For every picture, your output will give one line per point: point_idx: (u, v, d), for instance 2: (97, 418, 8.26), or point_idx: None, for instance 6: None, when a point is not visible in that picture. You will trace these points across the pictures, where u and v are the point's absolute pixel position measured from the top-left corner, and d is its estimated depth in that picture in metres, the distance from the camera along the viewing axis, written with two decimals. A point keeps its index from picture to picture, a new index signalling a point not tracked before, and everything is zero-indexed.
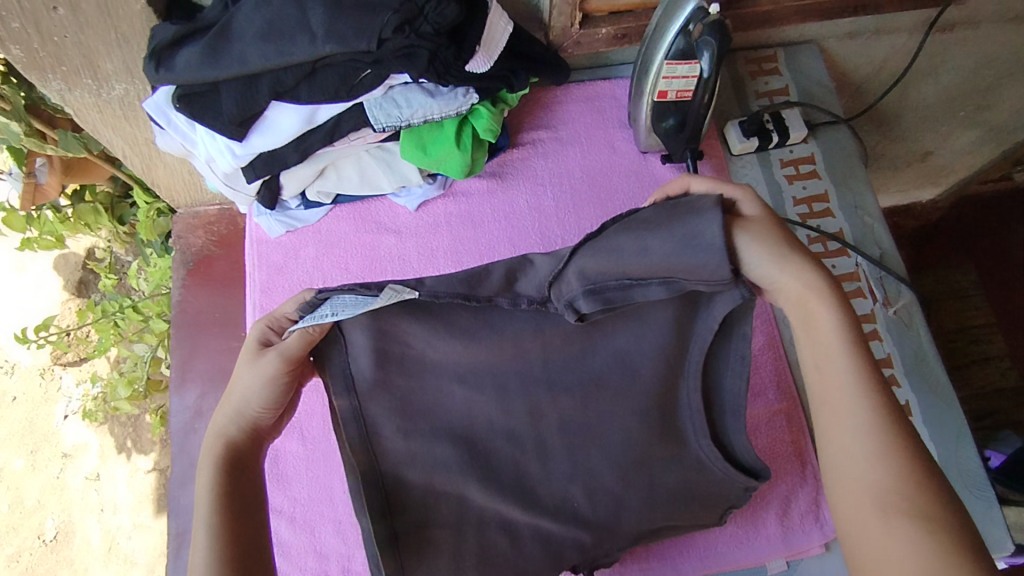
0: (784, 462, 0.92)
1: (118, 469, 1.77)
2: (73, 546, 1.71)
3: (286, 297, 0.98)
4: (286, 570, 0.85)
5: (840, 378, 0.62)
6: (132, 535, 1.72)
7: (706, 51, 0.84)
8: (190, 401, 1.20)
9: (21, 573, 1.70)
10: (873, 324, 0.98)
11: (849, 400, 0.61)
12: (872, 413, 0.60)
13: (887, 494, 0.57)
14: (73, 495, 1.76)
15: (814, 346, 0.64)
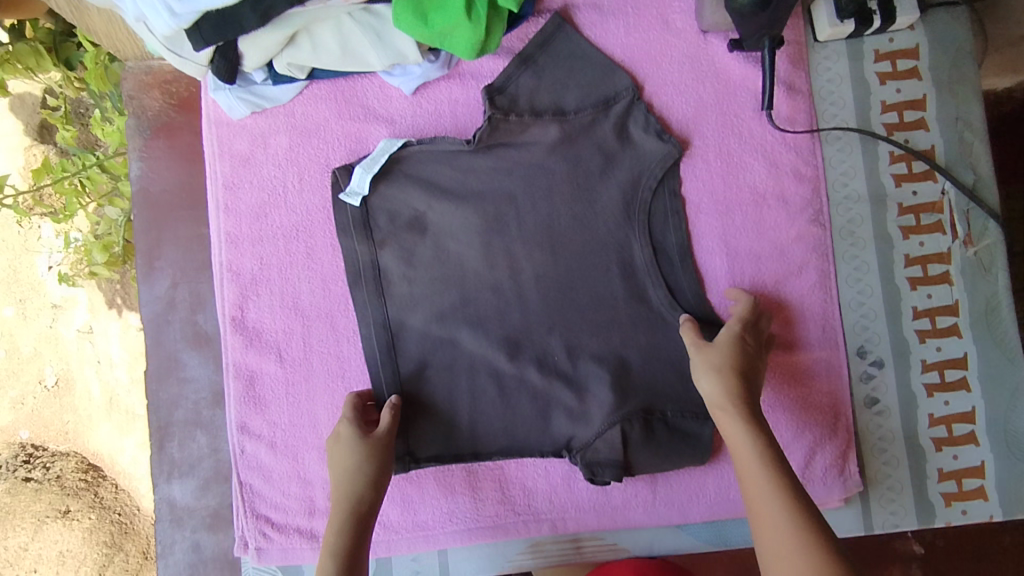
0: (814, 410, 0.83)
1: (112, 324, 1.52)
2: (76, 394, 1.52)
3: (254, 195, 0.81)
4: (267, 494, 0.80)
5: (772, 514, 0.62)
6: (131, 391, 1.50)
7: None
8: (162, 290, 1.08)
9: (28, 415, 1.53)
10: (945, 265, 0.84)
11: (716, 395, 0.71)
12: (735, 403, 0.70)
13: (753, 463, 0.66)
14: (69, 347, 1.53)
15: (736, 453, 0.68)
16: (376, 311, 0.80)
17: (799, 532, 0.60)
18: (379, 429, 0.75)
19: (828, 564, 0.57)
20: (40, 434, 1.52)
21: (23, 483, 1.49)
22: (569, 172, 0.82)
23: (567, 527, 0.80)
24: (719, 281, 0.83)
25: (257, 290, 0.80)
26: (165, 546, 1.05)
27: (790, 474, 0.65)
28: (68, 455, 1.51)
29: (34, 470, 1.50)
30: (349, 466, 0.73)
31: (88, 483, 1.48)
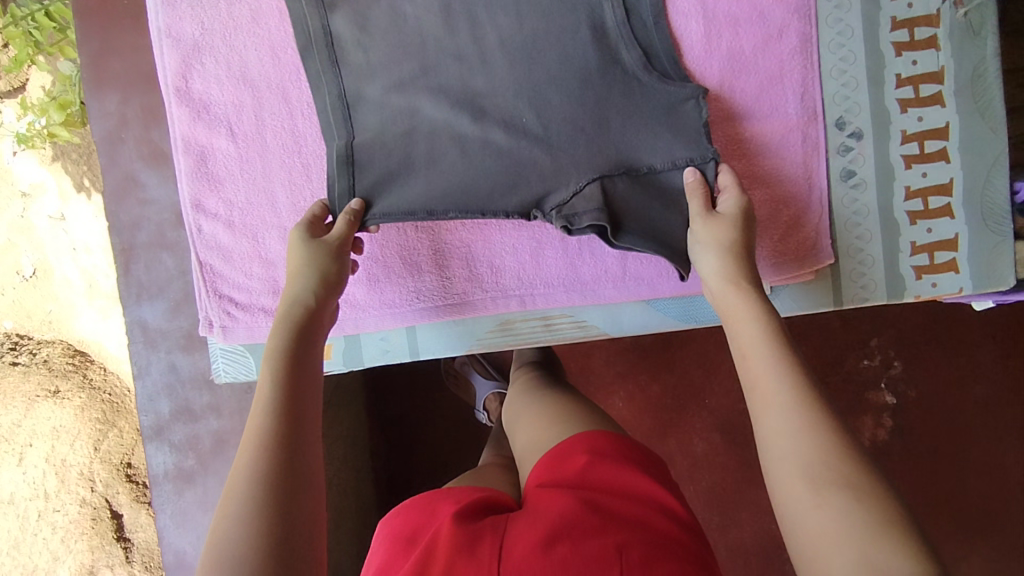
0: (791, 183, 0.80)
1: (84, 211, 1.46)
2: (54, 283, 1.47)
3: None
4: (229, 275, 0.77)
5: (763, 371, 0.58)
6: (109, 276, 1.45)
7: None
8: (111, 107, 1.02)
9: (7, 308, 1.48)
10: (933, 28, 0.79)
11: (724, 276, 0.67)
12: (743, 288, 0.65)
13: (755, 328, 0.61)
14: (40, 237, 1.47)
15: (733, 323, 0.64)
16: (331, 82, 0.74)
17: (795, 389, 0.56)
18: (332, 235, 0.71)
19: (819, 415, 0.54)
20: (24, 324, 1.48)
21: (8, 368, 1.44)
22: None
23: (536, 304, 0.80)
24: (693, 45, 0.77)
25: (200, 57, 0.75)
26: (141, 367, 1.03)
27: (789, 342, 0.60)
28: (56, 342, 1.49)
29: (20, 356, 1.46)
30: (299, 263, 0.70)
31: (76, 367, 1.47)
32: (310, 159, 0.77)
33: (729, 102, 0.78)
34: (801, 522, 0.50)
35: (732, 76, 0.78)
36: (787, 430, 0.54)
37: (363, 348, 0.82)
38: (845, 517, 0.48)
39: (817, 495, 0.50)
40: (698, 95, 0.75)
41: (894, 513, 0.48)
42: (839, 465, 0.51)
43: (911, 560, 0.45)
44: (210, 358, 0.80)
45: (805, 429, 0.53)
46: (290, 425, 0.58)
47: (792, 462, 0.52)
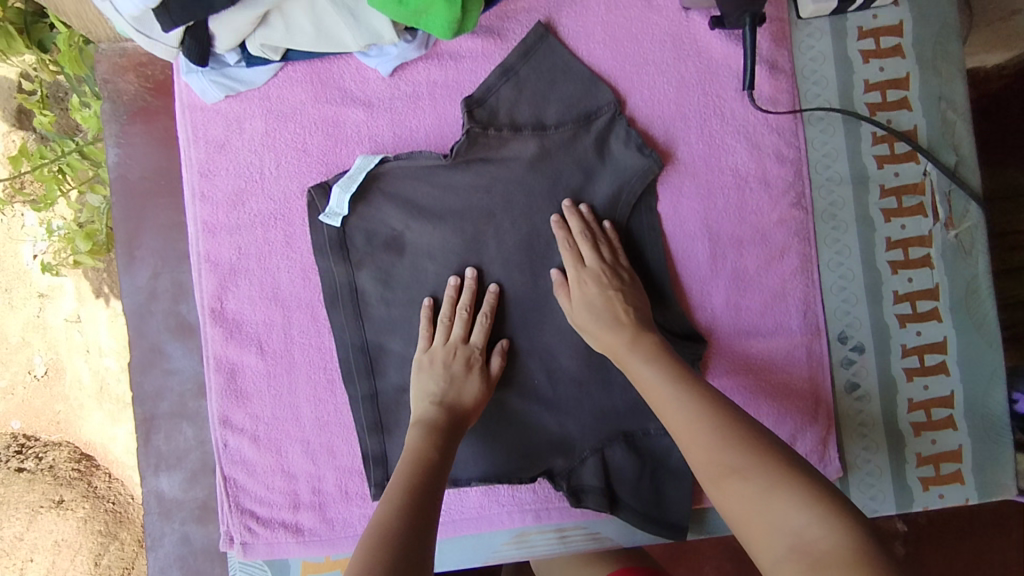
0: (797, 399, 0.83)
1: (101, 313, 1.48)
2: (65, 382, 1.49)
3: (230, 182, 0.79)
4: (251, 488, 0.80)
5: (671, 400, 0.67)
6: (121, 379, 1.47)
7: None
8: (143, 281, 1.06)
9: (18, 405, 1.50)
10: (926, 248, 0.84)
11: (609, 343, 0.76)
12: (628, 345, 0.74)
13: (651, 374, 0.71)
14: (57, 335, 1.50)
15: (633, 363, 0.73)
16: (354, 333, 0.80)
17: (693, 412, 0.64)
18: (477, 348, 0.79)
19: (715, 427, 0.62)
20: (31, 424, 1.49)
21: (14, 474, 1.46)
22: (552, 164, 0.82)
23: (551, 515, 0.84)
24: (700, 266, 0.83)
25: (235, 280, 0.79)
26: (154, 539, 1.04)
27: (693, 377, 0.69)
28: (60, 445, 1.49)
29: (26, 461, 1.47)
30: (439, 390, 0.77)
31: (82, 473, 1.47)
32: (336, 375, 0.80)
33: (736, 319, 0.83)
34: (731, 514, 0.57)
35: (737, 295, 0.83)
36: (698, 441, 0.62)
37: None
38: (749, 488, 0.56)
39: (725, 487, 0.58)
40: (698, 351, 0.81)
41: (786, 474, 0.55)
42: (728, 454, 0.59)
43: (806, 498, 0.52)
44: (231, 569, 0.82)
45: (707, 445, 0.61)
46: (419, 496, 0.64)
47: (700, 466, 0.61)
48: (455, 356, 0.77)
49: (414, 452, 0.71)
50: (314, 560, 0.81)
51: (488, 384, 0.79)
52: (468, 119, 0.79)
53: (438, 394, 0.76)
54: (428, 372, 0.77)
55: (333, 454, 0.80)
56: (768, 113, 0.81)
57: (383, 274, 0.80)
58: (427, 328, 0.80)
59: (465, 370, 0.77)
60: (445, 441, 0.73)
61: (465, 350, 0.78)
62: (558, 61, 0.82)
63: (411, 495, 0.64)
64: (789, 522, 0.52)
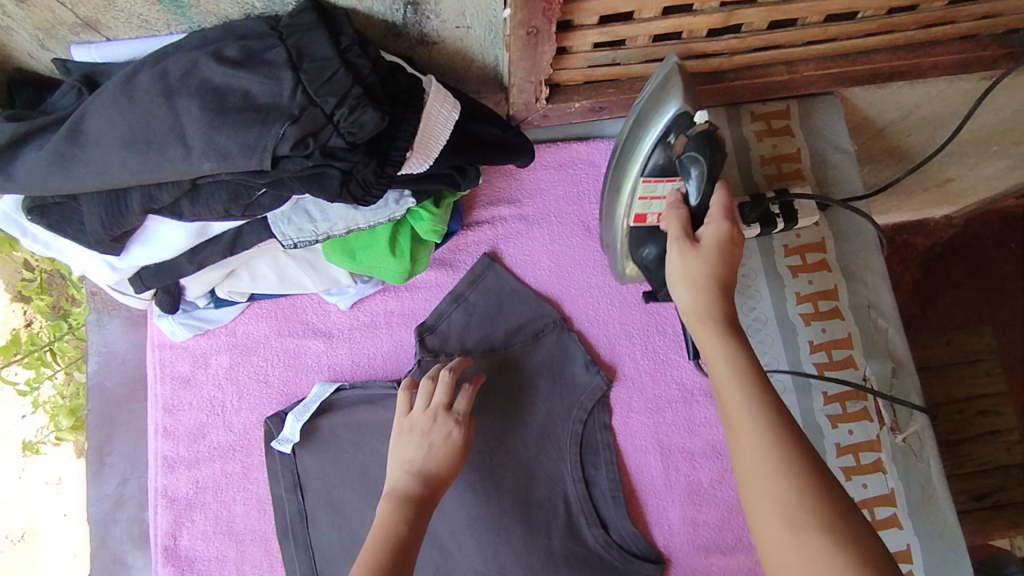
0: None
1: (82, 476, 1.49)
2: (39, 549, 1.48)
3: (193, 415, 0.83)
4: None
5: (736, 402, 0.55)
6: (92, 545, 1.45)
7: (694, 170, 0.63)
8: (111, 488, 1.06)
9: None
10: (876, 453, 0.85)
11: (689, 303, 0.61)
12: (710, 319, 0.60)
13: (727, 363, 0.57)
14: (35, 499, 1.50)
15: (699, 332, 0.60)
16: (305, 564, 0.78)
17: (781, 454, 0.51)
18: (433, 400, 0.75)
19: (790, 469, 0.51)
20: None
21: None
22: (503, 385, 0.85)
23: None
24: (655, 481, 0.83)
25: (190, 515, 0.80)
26: None
27: (760, 370, 0.57)
28: None
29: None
30: (417, 446, 0.72)
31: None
32: None
33: (695, 536, 0.82)
34: (779, 564, 0.49)
35: (696, 509, 0.82)
36: (765, 469, 0.51)
37: None
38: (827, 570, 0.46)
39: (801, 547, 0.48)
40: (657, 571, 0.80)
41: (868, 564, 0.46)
42: (824, 511, 0.49)
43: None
44: None
45: (777, 476, 0.50)
46: (400, 539, 0.66)
47: (769, 513, 0.50)
48: (438, 422, 0.74)
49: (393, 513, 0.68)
50: None
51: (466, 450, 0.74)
52: (421, 351, 0.85)
53: (416, 461, 0.71)
54: (409, 437, 0.73)
55: None
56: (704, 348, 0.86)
57: (333, 502, 0.80)
58: (405, 396, 0.76)
59: (444, 437, 0.72)
60: (428, 496, 0.70)
61: (449, 418, 0.74)
62: (508, 286, 0.89)
63: (387, 545, 0.65)
64: None
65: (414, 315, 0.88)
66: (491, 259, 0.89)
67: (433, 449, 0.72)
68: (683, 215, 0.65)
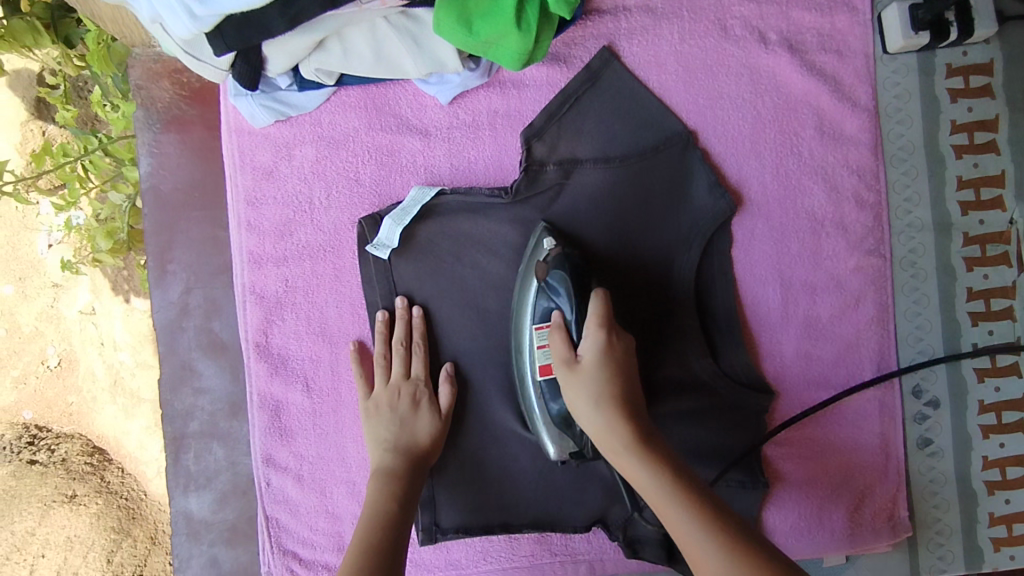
0: (869, 452, 0.78)
1: (116, 307, 1.56)
2: (79, 375, 1.55)
3: (278, 211, 0.76)
4: (293, 529, 0.76)
5: (637, 475, 0.61)
6: (136, 375, 1.54)
7: (563, 287, 0.70)
8: (175, 295, 1.02)
9: (30, 395, 1.58)
10: (1008, 300, 0.79)
11: (607, 435, 0.63)
12: (629, 445, 0.62)
13: (655, 490, 0.59)
14: (71, 326, 1.57)
15: (619, 461, 0.62)
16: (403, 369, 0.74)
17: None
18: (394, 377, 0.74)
19: (668, 475, 0.60)
20: (45, 414, 1.59)
21: (27, 466, 1.55)
22: (617, 202, 0.76)
23: (606, 568, 0.78)
24: (771, 312, 0.78)
25: (281, 313, 0.76)
26: (181, 561, 1.00)
27: (652, 439, 0.63)
28: (73, 438, 1.58)
29: (38, 452, 1.57)
30: (384, 436, 0.72)
31: (93, 467, 1.54)
32: None
33: (806, 369, 0.78)
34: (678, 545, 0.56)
35: (809, 343, 0.78)
36: (645, 476, 0.60)
37: None
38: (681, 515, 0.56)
39: (663, 502, 0.58)
40: (768, 401, 0.77)
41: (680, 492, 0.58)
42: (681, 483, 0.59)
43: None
44: None
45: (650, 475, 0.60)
46: (395, 504, 0.64)
47: (694, 541, 0.55)
48: (401, 395, 0.73)
49: (378, 493, 0.66)
50: None
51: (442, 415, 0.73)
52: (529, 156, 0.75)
53: (392, 440, 0.71)
54: (377, 418, 0.72)
55: None
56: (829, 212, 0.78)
57: (431, 312, 0.76)
58: (362, 375, 0.75)
59: (414, 409, 0.72)
60: (416, 469, 0.69)
61: (409, 387, 0.73)
62: (628, 87, 0.77)
63: (386, 514, 0.63)
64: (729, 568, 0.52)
65: (520, 116, 0.77)
66: (608, 51, 0.77)
67: (404, 433, 0.71)
68: (568, 346, 0.67)
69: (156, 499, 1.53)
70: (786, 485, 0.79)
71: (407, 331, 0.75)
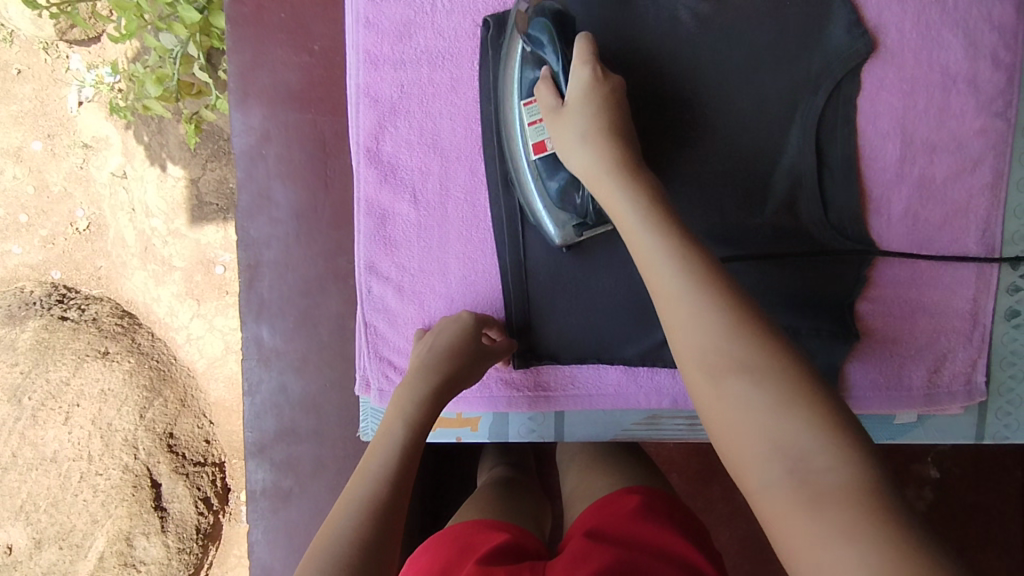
0: (956, 317, 0.79)
1: (148, 171, 1.56)
2: (107, 239, 1.61)
3: (399, 10, 0.73)
4: (391, 338, 0.77)
5: (682, 320, 0.55)
6: (167, 241, 1.57)
7: (546, 36, 0.67)
8: (256, 122, 1.00)
9: (58, 256, 1.64)
10: None
11: (594, 165, 0.64)
12: (611, 170, 0.63)
13: (628, 210, 0.61)
14: (101, 190, 1.61)
15: (658, 291, 0.57)
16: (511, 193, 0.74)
17: (769, 403, 0.50)
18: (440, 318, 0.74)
19: (736, 329, 0.53)
20: (71, 276, 1.64)
21: (58, 321, 1.57)
22: (748, 37, 0.74)
23: (687, 403, 0.79)
24: (886, 168, 0.77)
25: (394, 120, 0.74)
26: (251, 385, 1.03)
27: (716, 279, 0.55)
28: (102, 300, 1.62)
29: (69, 310, 1.60)
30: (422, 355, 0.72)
31: (124, 329, 1.58)
32: (488, 235, 0.76)
33: (911, 230, 0.78)
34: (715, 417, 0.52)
35: (918, 204, 0.77)
36: (694, 329, 0.54)
37: (510, 425, 0.80)
38: (742, 391, 0.51)
39: (711, 384, 0.53)
40: (869, 255, 0.77)
41: (751, 357, 0.52)
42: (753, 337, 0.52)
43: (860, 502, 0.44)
44: (361, 416, 0.80)
45: (710, 320, 0.53)
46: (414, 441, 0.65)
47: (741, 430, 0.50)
48: (441, 327, 0.73)
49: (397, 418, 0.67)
50: (445, 414, 0.80)
51: (456, 350, 0.71)
52: None
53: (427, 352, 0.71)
54: (424, 344, 0.73)
55: (478, 316, 0.77)
56: (960, 70, 0.76)
57: None
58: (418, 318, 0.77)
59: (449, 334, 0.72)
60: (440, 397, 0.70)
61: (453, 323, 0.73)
62: None
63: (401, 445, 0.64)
64: (796, 449, 0.48)
65: None
66: None
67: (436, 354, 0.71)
68: (556, 98, 0.67)
69: (184, 364, 1.58)
70: (873, 344, 0.79)
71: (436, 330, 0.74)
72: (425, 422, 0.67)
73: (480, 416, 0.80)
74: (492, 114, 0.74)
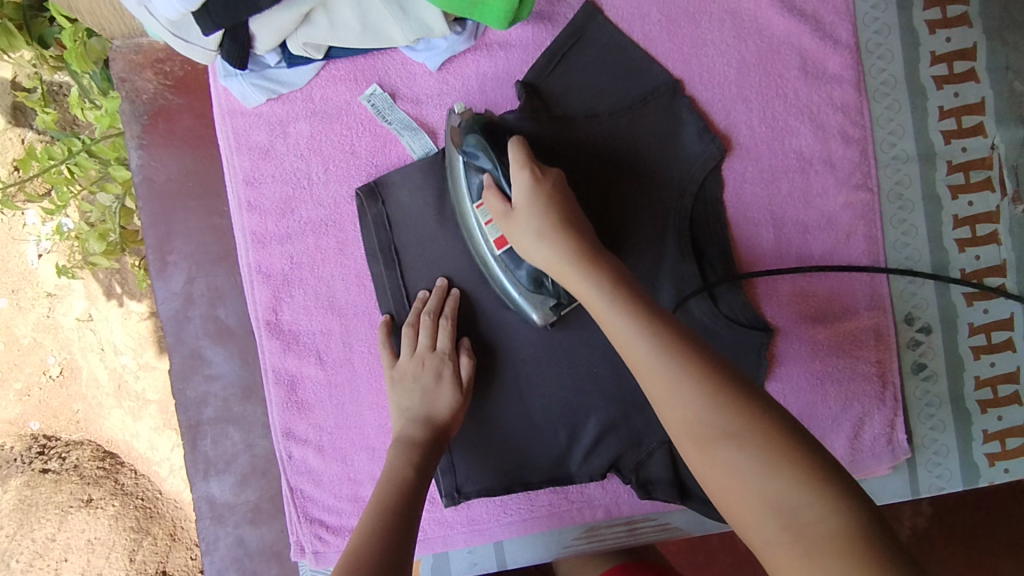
0: (864, 380, 0.81)
1: (111, 311, 1.42)
2: (82, 381, 1.43)
3: (278, 189, 0.78)
4: (318, 498, 0.78)
5: (649, 362, 0.55)
6: (139, 375, 1.41)
7: (481, 149, 0.70)
8: (178, 287, 1.04)
9: (34, 406, 1.44)
10: (993, 224, 0.81)
11: (556, 259, 0.64)
12: (576, 262, 0.63)
13: (653, 358, 0.54)
14: (69, 333, 1.44)
15: (624, 346, 0.57)
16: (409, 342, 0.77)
17: (746, 446, 0.48)
18: (440, 345, 0.73)
19: (703, 381, 0.52)
20: (49, 423, 1.44)
21: (39, 475, 1.41)
22: (607, 157, 0.77)
23: (622, 510, 0.80)
24: (765, 253, 0.80)
25: (289, 290, 0.78)
26: (209, 544, 1.02)
27: (677, 334, 0.55)
28: (83, 443, 1.44)
29: (49, 459, 1.42)
30: (404, 406, 0.72)
31: (106, 471, 1.41)
32: None
33: (802, 306, 0.80)
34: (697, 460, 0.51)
35: (803, 280, 0.80)
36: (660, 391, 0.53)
37: (451, 561, 0.81)
38: (723, 445, 0.49)
39: (681, 409, 0.52)
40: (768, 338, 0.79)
41: (721, 398, 0.51)
42: (715, 381, 0.52)
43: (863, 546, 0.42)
44: None
45: (675, 391, 0.52)
46: (400, 507, 0.62)
47: (723, 468, 0.49)
48: (426, 366, 0.73)
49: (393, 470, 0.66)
50: None
51: (464, 386, 0.73)
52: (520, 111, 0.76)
53: (414, 408, 0.72)
54: (402, 386, 0.73)
55: None
56: (816, 152, 0.80)
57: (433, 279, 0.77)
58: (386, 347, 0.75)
59: (436, 379, 0.72)
60: (436, 448, 0.69)
61: (433, 359, 0.73)
62: (608, 44, 0.78)
63: (395, 502, 0.62)
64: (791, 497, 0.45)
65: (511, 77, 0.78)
66: (590, 13, 0.78)
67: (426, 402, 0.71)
68: (502, 200, 0.69)
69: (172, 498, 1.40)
70: None
71: (441, 301, 0.75)
72: (417, 489, 0.65)
73: (420, 558, 0.81)
74: (381, 269, 0.77)
